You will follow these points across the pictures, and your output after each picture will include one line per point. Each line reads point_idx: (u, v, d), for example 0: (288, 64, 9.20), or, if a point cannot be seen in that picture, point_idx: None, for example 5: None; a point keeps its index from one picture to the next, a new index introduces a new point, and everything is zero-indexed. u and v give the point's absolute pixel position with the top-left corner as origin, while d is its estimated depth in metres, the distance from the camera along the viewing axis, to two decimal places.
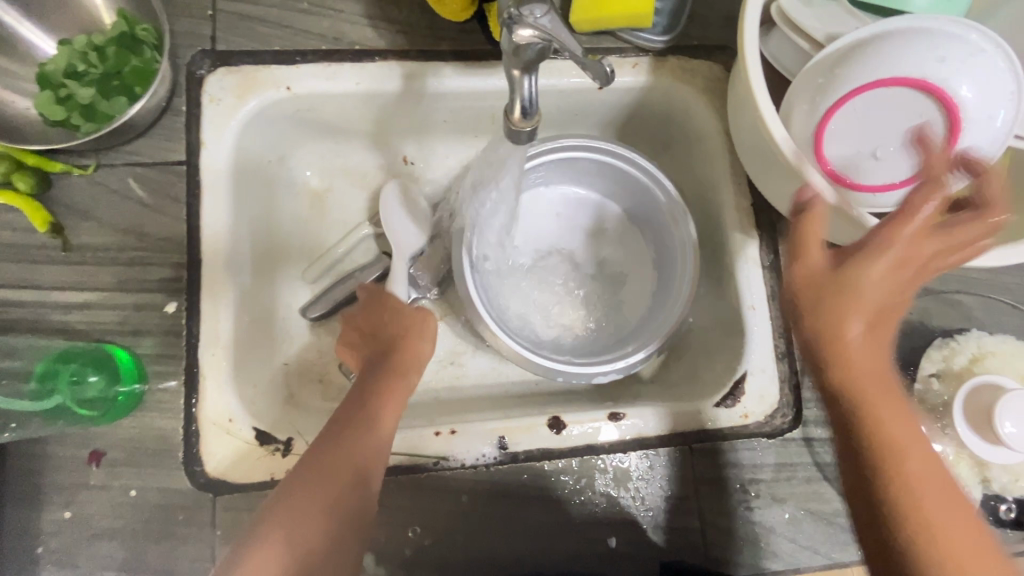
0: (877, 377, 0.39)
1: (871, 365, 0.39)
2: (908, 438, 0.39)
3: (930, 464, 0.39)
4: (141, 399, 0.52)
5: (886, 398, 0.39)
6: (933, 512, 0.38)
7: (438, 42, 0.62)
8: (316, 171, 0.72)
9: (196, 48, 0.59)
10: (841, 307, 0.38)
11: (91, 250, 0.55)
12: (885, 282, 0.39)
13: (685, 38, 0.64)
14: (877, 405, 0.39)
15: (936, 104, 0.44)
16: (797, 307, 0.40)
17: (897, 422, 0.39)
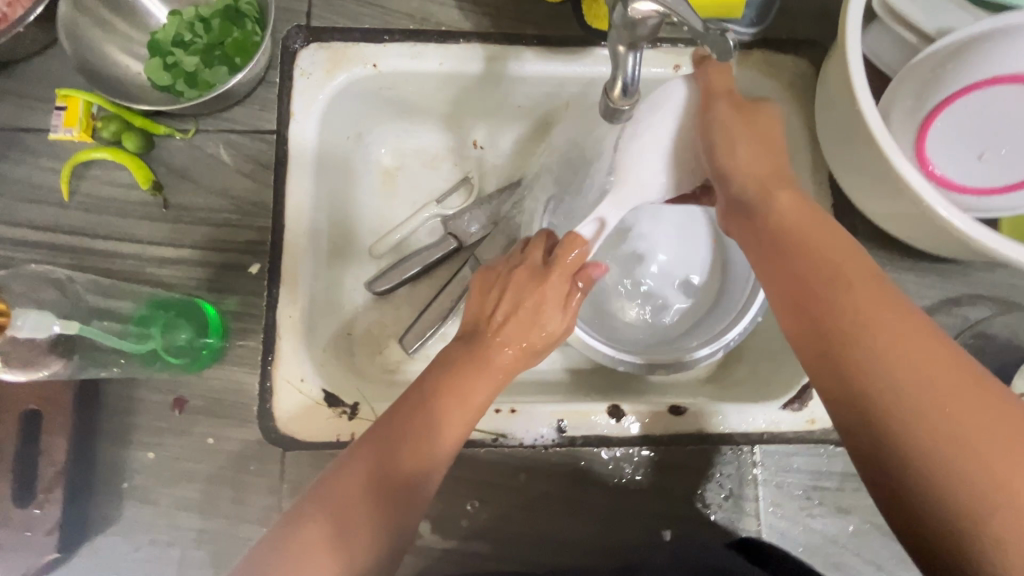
0: (842, 260, 0.42)
1: (811, 253, 0.42)
2: (891, 324, 0.38)
3: (926, 348, 0.37)
4: (223, 353, 0.55)
5: (848, 290, 0.40)
6: (926, 402, 0.35)
7: (522, 26, 0.62)
8: (390, 150, 0.75)
9: (292, 24, 0.62)
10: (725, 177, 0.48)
11: (187, 210, 0.58)
12: (727, 137, 0.47)
13: (773, 31, 0.63)
14: (844, 307, 0.40)
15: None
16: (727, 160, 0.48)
17: (859, 301, 0.39)
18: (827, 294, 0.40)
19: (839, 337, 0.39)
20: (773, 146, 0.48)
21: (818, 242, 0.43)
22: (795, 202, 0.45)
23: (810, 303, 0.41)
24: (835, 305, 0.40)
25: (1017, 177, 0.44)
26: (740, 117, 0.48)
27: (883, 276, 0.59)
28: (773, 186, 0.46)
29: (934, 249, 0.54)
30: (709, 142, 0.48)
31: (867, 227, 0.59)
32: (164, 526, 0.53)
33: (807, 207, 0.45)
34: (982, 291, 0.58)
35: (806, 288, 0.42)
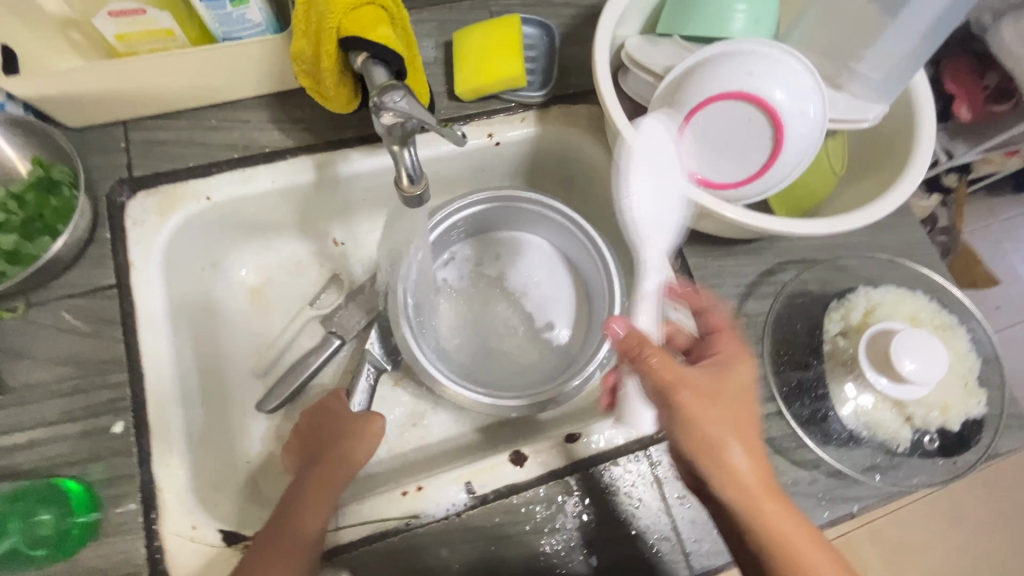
0: (774, 505, 0.48)
1: (754, 491, 0.48)
2: (810, 564, 0.47)
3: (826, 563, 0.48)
4: (97, 527, 0.52)
5: (797, 553, 0.47)
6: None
7: (343, 132, 0.67)
8: (252, 269, 0.76)
9: (115, 179, 0.63)
10: (719, 424, 0.49)
11: (31, 389, 0.55)
12: (714, 430, 0.48)
13: (562, 87, 0.73)
14: (776, 531, 0.48)
15: (761, 107, 0.51)
16: (716, 409, 0.49)
17: (786, 529, 0.48)
18: (773, 539, 0.47)
19: (766, 539, 0.48)
20: (723, 405, 0.50)
21: (752, 476, 0.49)
22: (747, 455, 0.49)
23: (742, 519, 0.49)
24: (766, 525, 0.48)
25: (755, 168, 0.53)
26: (699, 399, 0.49)
27: (710, 266, 0.67)
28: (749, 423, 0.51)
29: (736, 234, 0.63)
30: (698, 420, 0.48)
31: (685, 230, 0.69)
32: None
33: (767, 479, 0.49)
34: (787, 257, 0.68)
35: (760, 536, 0.48)
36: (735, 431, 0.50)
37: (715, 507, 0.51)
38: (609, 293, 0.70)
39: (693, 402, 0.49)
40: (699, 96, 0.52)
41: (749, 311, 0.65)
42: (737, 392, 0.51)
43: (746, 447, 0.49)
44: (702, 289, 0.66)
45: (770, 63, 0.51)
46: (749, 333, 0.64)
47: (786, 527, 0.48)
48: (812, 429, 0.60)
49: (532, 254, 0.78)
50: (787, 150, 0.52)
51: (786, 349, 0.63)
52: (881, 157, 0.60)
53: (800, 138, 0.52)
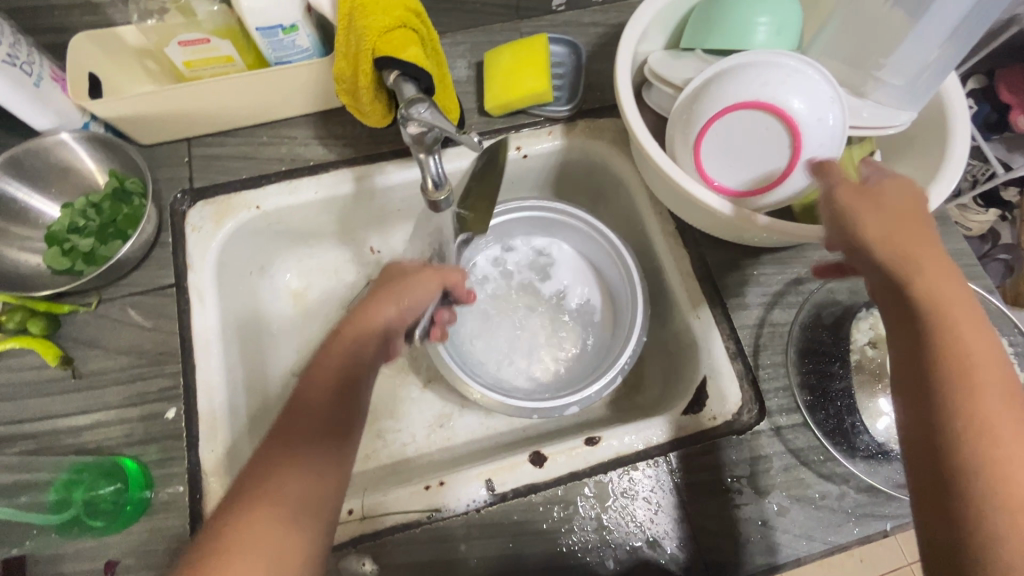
0: (948, 296, 0.41)
1: (940, 278, 0.42)
2: (984, 384, 0.39)
3: (1006, 382, 0.39)
4: (148, 504, 0.56)
5: (977, 350, 0.40)
6: (997, 432, 0.37)
7: (380, 146, 0.72)
8: (296, 275, 0.81)
9: (177, 190, 0.70)
10: (893, 212, 0.44)
11: (98, 375, 0.61)
12: (895, 214, 0.44)
13: (587, 102, 0.75)
14: (960, 347, 0.40)
15: (777, 114, 0.52)
16: (914, 208, 0.44)
17: (975, 351, 0.40)
18: (934, 318, 0.41)
19: (924, 315, 0.41)
20: (908, 207, 0.45)
21: (933, 253, 0.42)
22: (936, 265, 0.42)
23: (928, 326, 0.41)
24: (947, 318, 0.40)
25: (774, 176, 0.54)
26: (893, 195, 0.45)
27: (734, 275, 0.67)
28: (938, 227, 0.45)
29: (759, 244, 0.63)
30: (877, 198, 0.45)
31: (709, 239, 0.69)
32: None
33: (950, 276, 0.42)
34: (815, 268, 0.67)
35: (915, 311, 0.41)
36: (910, 220, 0.44)
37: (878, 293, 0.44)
38: (632, 300, 0.71)
39: (886, 194, 0.45)
40: (715, 106, 0.53)
41: (774, 320, 0.65)
42: (909, 191, 0.46)
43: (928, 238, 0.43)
44: (726, 298, 0.66)
45: (787, 73, 0.52)
46: (774, 342, 0.64)
47: (965, 327, 0.40)
48: (838, 441, 0.59)
49: (556, 262, 0.80)
50: (807, 155, 0.52)
51: (813, 356, 0.62)
52: (908, 164, 0.59)
53: (819, 143, 0.52)
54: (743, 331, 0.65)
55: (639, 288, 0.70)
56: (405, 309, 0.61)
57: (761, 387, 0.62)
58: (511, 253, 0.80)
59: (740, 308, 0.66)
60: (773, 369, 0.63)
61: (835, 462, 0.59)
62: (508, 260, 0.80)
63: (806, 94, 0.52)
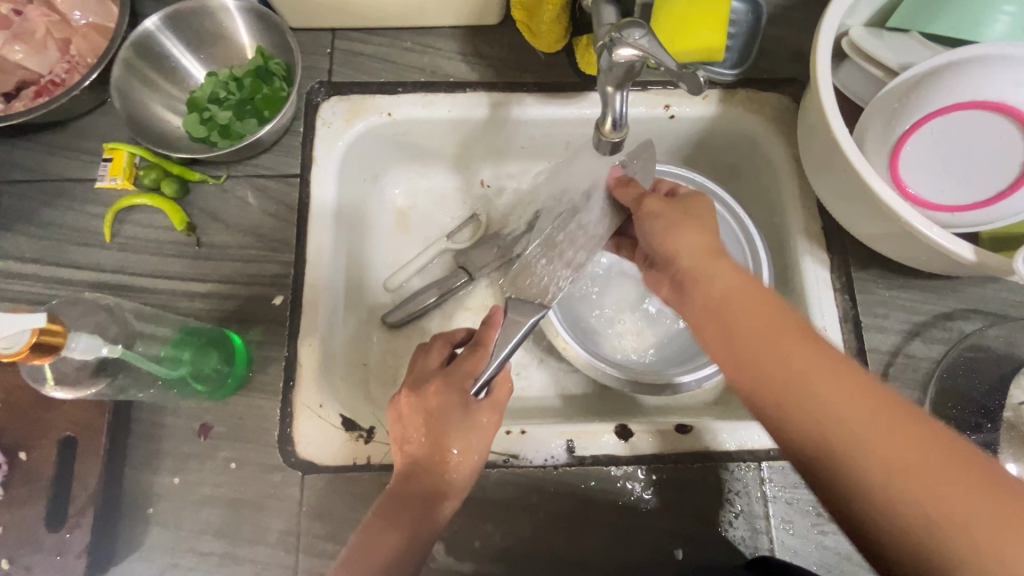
0: (714, 289, 0.46)
1: (742, 329, 0.44)
2: (787, 371, 0.41)
3: (784, 339, 0.42)
4: (246, 380, 0.58)
5: (758, 334, 0.43)
6: (849, 414, 0.38)
7: (523, 75, 0.68)
8: (403, 192, 0.80)
9: (315, 80, 0.68)
10: (659, 226, 0.51)
11: (218, 248, 0.63)
12: (665, 224, 0.51)
13: (754, 72, 0.68)
14: (743, 341, 0.43)
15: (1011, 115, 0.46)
16: (658, 210, 0.52)
17: (750, 334, 0.43)
18: (718, 326, 0.45)
19: (711, 322, 0.45)
20: (685, 207, 0.52)
21: (701, 251, 0.48)
22: (693, 257, 0.48)
23: (724, 340, 0.44)
24: (727, 318, 0.44)
25: (994, 188, 0.48)
26: (648, 213, 0.53)
27: (877, 294, 0.61)
28: (707, 259, 0.47)
29: (924, 266, 0.57)
30: (652, 225, 0.52)
31: (857, 249, 0.63)
32: (187, 550, 0.55)
33: (708, 256, 0.47)
34: (972, 305, 0.60)
35: (707, 325, 0.46)
36: (687, 285, 0.48)
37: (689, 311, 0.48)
38: None
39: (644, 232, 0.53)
40: (940, 105, 0.47)
41: (912, 352, 0.59)
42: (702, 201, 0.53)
43: (687, 295, 0.48)
44: (862, 316, 0.61)
45: None
46: (906, 375, 0.58)
47: (744, 318, 0.44)
48: None
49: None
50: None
51: (951, 402, 0.56)
52: None
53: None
54: (873, 355, 0.59)
55: (765, 281, 0.64)
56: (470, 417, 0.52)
57: None
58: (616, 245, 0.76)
59: (875, 330, 0.60)
60: None
61: None
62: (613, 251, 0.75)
63: None
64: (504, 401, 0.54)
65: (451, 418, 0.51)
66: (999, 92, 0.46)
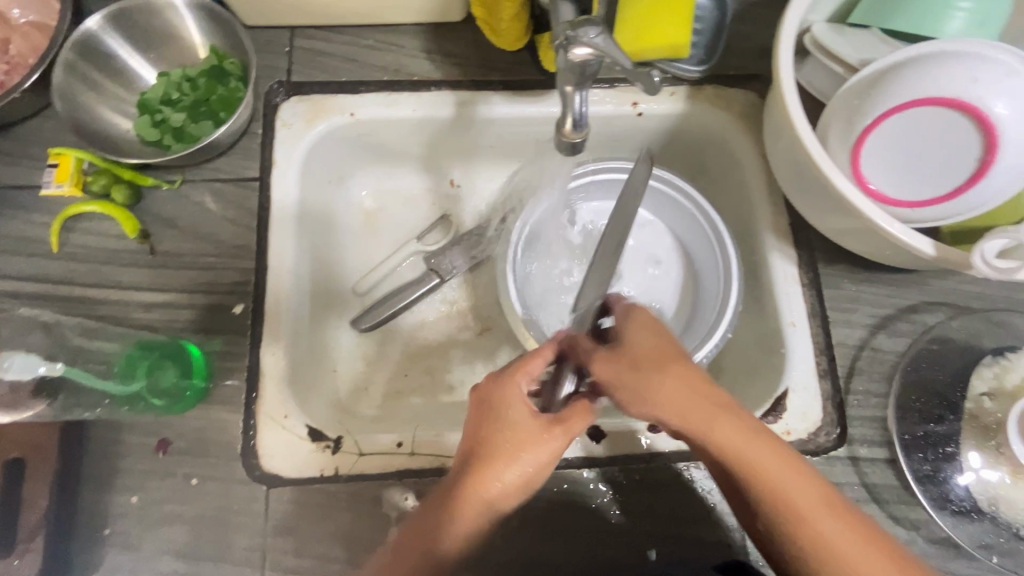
0: (726, 434, 0.47)
1: (755, 478, 0.47)
2: (801, 510, 0.46)
3: (789, 476, 0.47)
4: (206, 393, 0.56)
5: (768, 480, 0.47)
6: (844, 554, 0.44)
7: (489, 73, 0.67)
8: (371, 193, 0.78)
9: (274, 80, 0.66)
10: (626, 372, 0.50)
11: (174, 256, 0.60)
12: (627, 374, 0.50)
13: (721, 68, 0.68)
14: (765, 484, 0.46)
15: (966, 111, 0.46)
16: (627, 355, 0.51)
17: (769, 475, 0.47)
18: (736, 464, 0.47)
19: (727, 470, 0.48)
20: (637, 349, 0.52)
21: (697, 399, 0.49)
22: (685, 396, 0.49)
23: (738, 479, 0.47)
24: (743, 461, 0.47)
25: (954, 185, 0.48)
26: (609, 356, 0.51)
27: (844, 289, 0.62)
28: (698, 407, 0.48)
29: (889, 261, 0.57)
30: (614, 371, 0.50)
31: (824, 244, 0.63)
32: (147, 572, 0.53)
33: (709, 400, 0.49)
34: (934, 298, 0.61)
35: (723, 464, 0.48)
36: (689, 437, 0.49)
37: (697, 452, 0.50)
38: (723, 293, 0.65)
39: (600, 371, 0.51)
40: (892, 104, 0.48)
41: (878, 346, 0.60)
42: (650, 339, 0.53)
43: (693, 442, 0.49)
44: (829, 311, 0.61)
45: (996, 70, 0.46)
46: (872, 368, 0.59)
47: (761, 468, 0.47)
48: (926, 489, 0.55)
49: (629, 235, 0.75)
50: (1004, 155, 0.46)
51: (915, 395, 0.57)
52: None
53: (1017, 140, 0.46)
54: (840, 350, 0.60)
55: (735, 278, 0.64)
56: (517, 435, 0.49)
57: (847, 413, 0.58)
58: (584, 226, 0.74)
59: (842, 325, 0.61)
60: (864, 398, 0.58)
61: (911, 507, 0.55)
62: (579, 233, 0.73)
63: (1014, 95, 0.46)
64: (579, 428, 0.50)
65: (505, 422, 0.49)
66: (954, 90, 0.46)
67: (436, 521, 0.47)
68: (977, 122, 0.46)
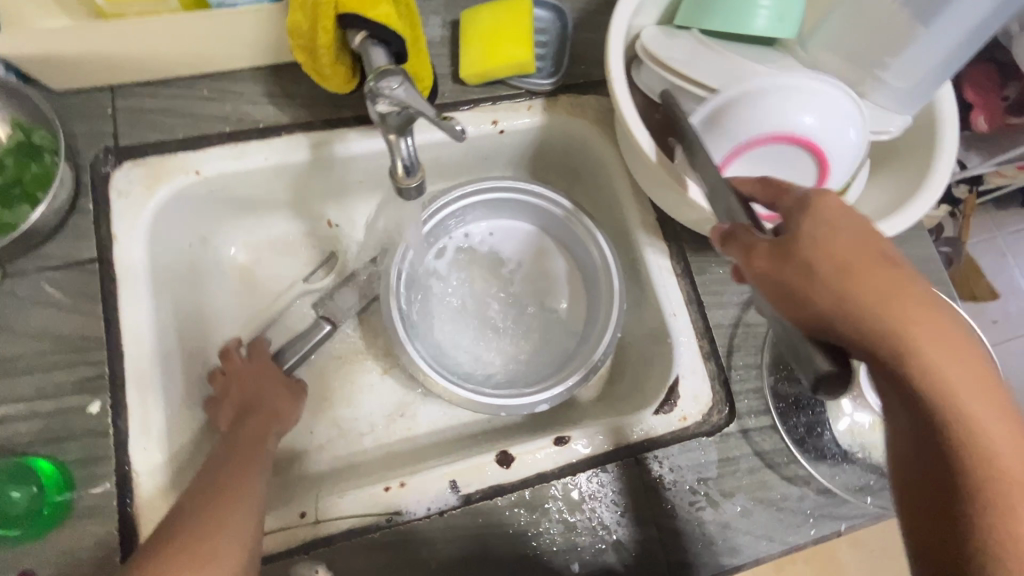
0: (932, 348, 0.38)
1: (947, 410, 0.37)
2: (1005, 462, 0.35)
3: (995, 424, 0.36)
4: (69, 508, 0.51)
5: (971, 418, 0.36)
6: None
7: (340, 110, 0.65)
8: (242, 247, 0.73)
9: (99, 147, 0.60)
10: (824, 245, 0.41)
11: (7, 363, 0.54)
12: (830, 244, 0.41)
13: (572, 76, 0.70)
14: (965, 423, 0.36)
15: (788, 134, 0.51)
16: (829, 226, 0.42)
17: (973, 411, 0.37)
18: (929, 386, 0.37)
19: (924, 389, 0.38)
20: (845, 231, 0.42)
21: (906, 300, 0.39)
22: (887, 297, 0.40)
23: (931, 407, 0.37)
24: (944, 382, 0.37)
25: None
26: (844, 226, 0.42)
27: (713, 272, 0.65)
28: (943, 337, 0.38)
29: None
30: (802, 238, 0.42)
31: (690, 233, 0.67)
32: None
33: (915, 312, 0.39)
34: None
35: (911, 383, 0.38)
36: (874, 338, 0.39)
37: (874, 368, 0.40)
38: (608, 295, 0.67)
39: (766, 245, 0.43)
40: (733, 142, 0.52)
41: (750, 321, 0.64)
42: (852, 223, 0.42)
43: (881, 345, 0.39)
44: (703, 295, 0.65)
45: (797, 92, 0.51)
46: (748, 343, 0.63)
47: (967, 405, 0.37)
48: (807, 447, 0.59)
49: (513, 249, 0.75)
50: (834, 167, 0.52)
51: (787, 363, 0.62)
52: (880, 163, 0.60)
53: (842, 152, 0.52)
54: (718, 331, 0.63)
55: (616, 279, 0.66)
56: (251, 398, 0.60)
57: (733, 389, 0.62)
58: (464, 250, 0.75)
59: (717, 306, 0.64)
60: (746, 371, 0.62)
61: (798, 464, 0.60)
62: (460, 258, 0.74)
63: (820, 110, 0.51)
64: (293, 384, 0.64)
65: (269, 384, 0.62)
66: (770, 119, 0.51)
67: (234, 460, 0.52)
68: (800, 142, 0.52)
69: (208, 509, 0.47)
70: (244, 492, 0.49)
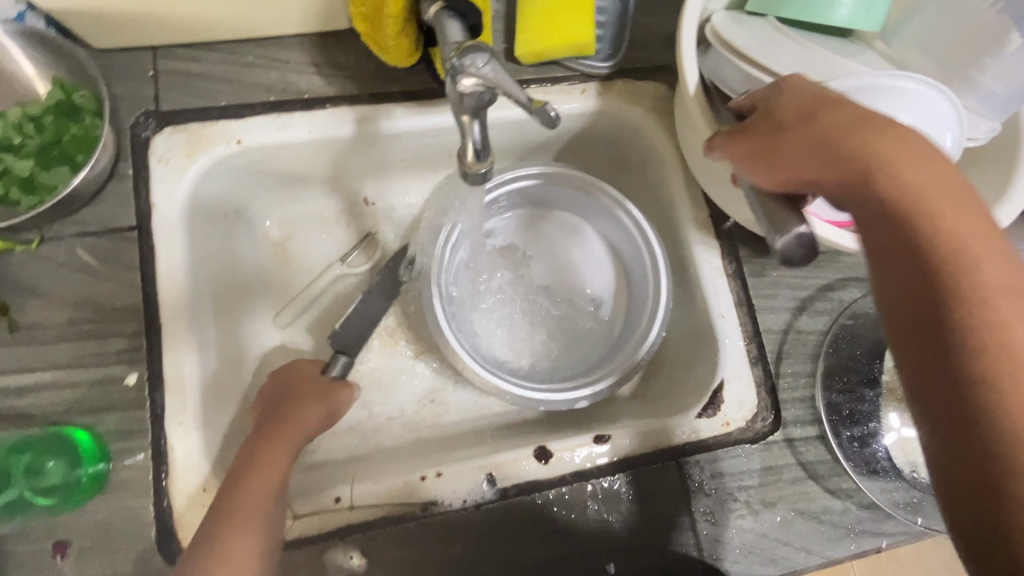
0: (934, 202, 0.36)
1: (948, 261, 0.34)
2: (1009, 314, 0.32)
3: (1003, 282, 0.33)
4: (104, 479, 0.50)
5: (977, 271, 0.34)
6: None
7: (387, 84, 0.62)
8: (276, 221, 0.71)
9: (140, 110, 0.58)
10: (815, 117, 0.41)
11: (44, 328, 0.53)
12: (823, 118, 0.41)
13: (629, 61, 0.66)
14: (967, 276, 0.34)
15: None
16: (816, 105, 0.42)
17: (981, 269, 0.34)
18: (929, 238, 0.35)
19: (922, 245, 0.35)
20: (837, 106, 0.41)
21: (909, 163, 0.38)
22: (883, 158, 0.38)
23: (929, 261, 0.35)
24: (949, 235, 0.35)
25: None
26: (833, 104, 0.41)
27: (766, 275, 0.63)
28: (949, 201, 0.36)
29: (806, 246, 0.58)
30: (786, 115, 0.42)
31: (744, 232, 0.64)
32: None
33: (918, 171, 0.37)
34: (848, 275, 0.63)
35: (907, 237, 0.36)
36: (863, 196, 0.38)
37: (868, 236, 0.38)
38: (653, 290, 0.65)
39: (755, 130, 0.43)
40: None
41: (801, 327, 0.62)
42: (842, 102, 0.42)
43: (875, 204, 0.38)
44: (754, 298, 0.62)
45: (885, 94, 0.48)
46: (797, 350, 0.61)
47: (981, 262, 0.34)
48: (854, 461, 0.57)
49: (553, 241, 0.74)
50: None
51: (838, 374, 0.60)
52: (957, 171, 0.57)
53: None
54: (768, 336, 0.61)
55: (664, 276, 0.64)
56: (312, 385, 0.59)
57: (780, 397, 0.60)
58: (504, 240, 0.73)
59: (768, 310, 0.62)
60: (794, 379, 0.60)
61: (843, 478, 0.58)
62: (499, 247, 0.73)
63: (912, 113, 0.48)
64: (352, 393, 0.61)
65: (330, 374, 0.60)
66: None
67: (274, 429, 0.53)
68: None
69: (240, 474, 0.49)
70: (272, 471, 0.49)
